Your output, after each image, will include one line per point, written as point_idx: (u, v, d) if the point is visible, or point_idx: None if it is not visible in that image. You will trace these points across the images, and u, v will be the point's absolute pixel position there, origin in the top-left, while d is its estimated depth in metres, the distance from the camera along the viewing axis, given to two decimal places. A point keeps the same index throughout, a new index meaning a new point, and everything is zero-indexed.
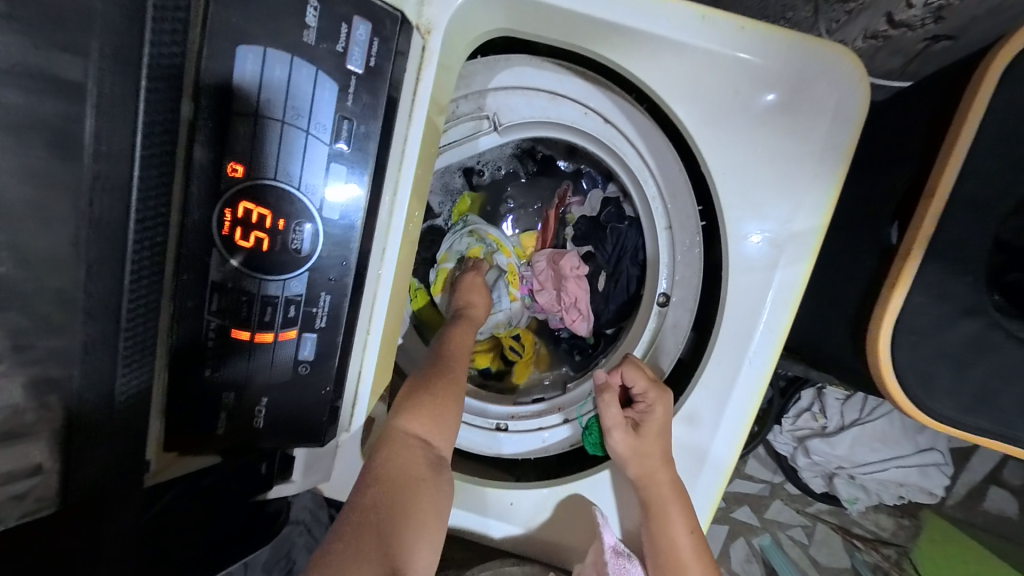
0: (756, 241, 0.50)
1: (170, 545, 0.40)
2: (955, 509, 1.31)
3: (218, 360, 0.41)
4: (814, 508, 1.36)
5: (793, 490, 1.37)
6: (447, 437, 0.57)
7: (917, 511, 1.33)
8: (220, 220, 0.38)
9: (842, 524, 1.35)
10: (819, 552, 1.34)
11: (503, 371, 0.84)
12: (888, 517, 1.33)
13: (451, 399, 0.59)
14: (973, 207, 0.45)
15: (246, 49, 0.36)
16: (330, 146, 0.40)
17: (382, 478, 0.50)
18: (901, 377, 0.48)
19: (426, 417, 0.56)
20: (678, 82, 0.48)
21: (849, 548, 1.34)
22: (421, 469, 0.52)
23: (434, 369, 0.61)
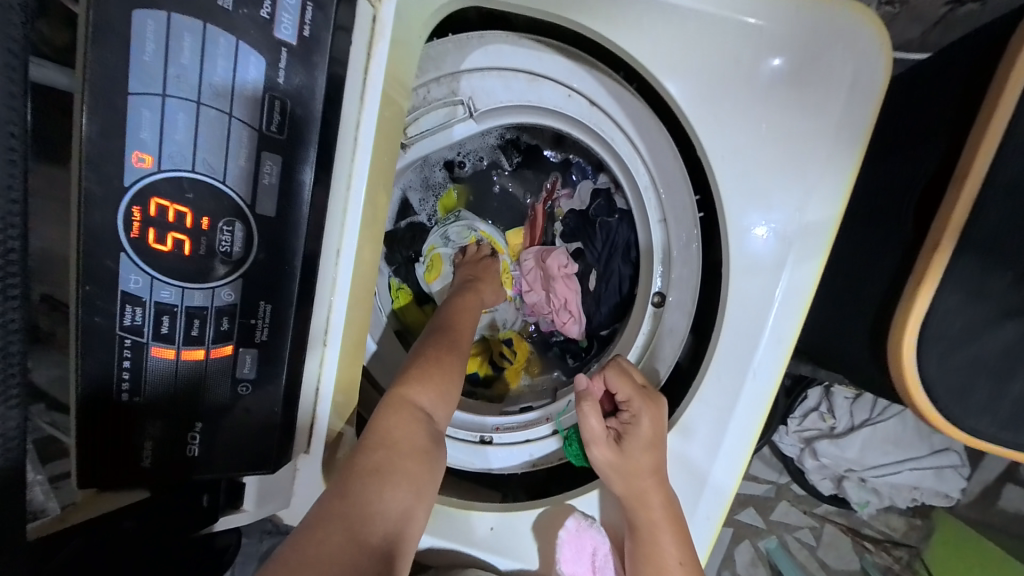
0: (763, 234, 0.44)
1: (170, 545, 0.40)
2: (970, 510, 1.25)
3: (138, 383, 0.35)
4: (821, 509, 1.30)
5: (799, 491, 1.31)
6: (448, 413, 0.53)
7: (929, 510, 1.28)
8: (128, 220, 0.32)
9: (851, 526, 1.30)
10: (827, 554, 1.29)
11: (490, 377, 0.78)
12: (899, 517, 1.28)
13: (457, 371, 0.55)
14: (1013, 192, 0.39)
15: (146, 16, 0.30)
16: (259, 131, 0.34)
17: (386, 443, 0.45)
18: (929, 390, 0.42)
19: (434, 388, 0.52)
20: (668, 54, 0.42)
21: (858, 550, 1.29)
22: (423, 446, 0.48)
23: (439, 340, 0.57)
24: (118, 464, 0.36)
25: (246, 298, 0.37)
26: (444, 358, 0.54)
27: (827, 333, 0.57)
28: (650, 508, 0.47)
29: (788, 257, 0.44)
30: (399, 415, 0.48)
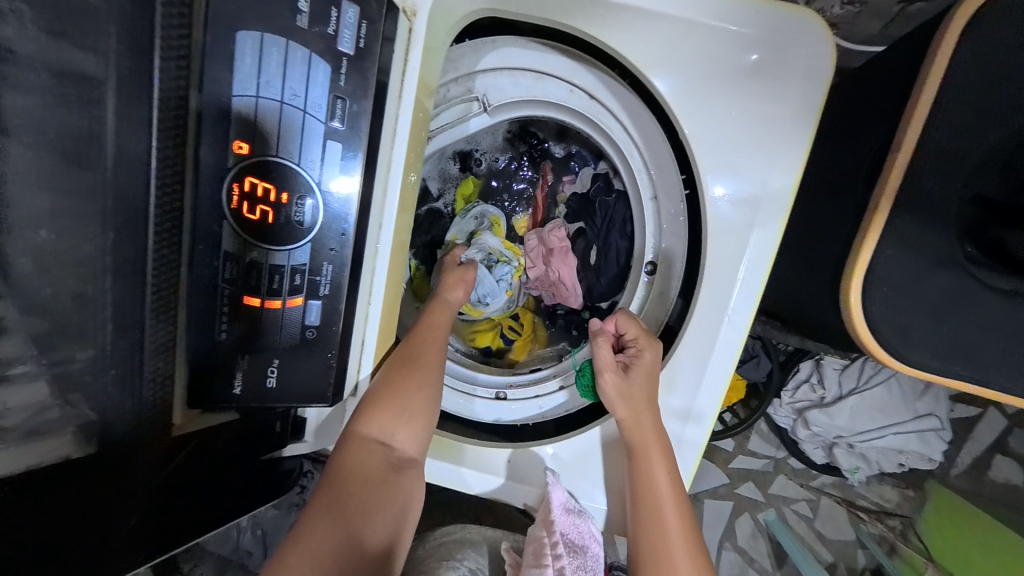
0: (734, 204, 0.53)
1: (171, 544, 0.43)
2: (962, 479, 1.32)
3: (232, 324, 0.44)
4: (818, 482, 1.38)
5: (797, 465, 1.39)
6: (408, 435, 0.56)
7: (922, 481, 1.35)
8: (229, 194, 0.42)
9: (847, 497, 1.38)
10: (824, 525, 1.37)
11: (503, 349, 0.85)
12: (892, 488, 1.36)
13: (413, 401, 0.56)
14: (939, 159, 0.47)
15: (245, 35, 0.39)
16: (325, 124, 0.43)
17: (343, 478, 0.52)
18: (876, 329, 0.49)
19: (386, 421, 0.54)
20: (654, 52, 0.51)
21: (855, 521, 1.36)
22: (378, 476, 0.53)
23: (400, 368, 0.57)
24: (214, 389, 0.44)
25: (315, 258, 0.46)
26: (396, 391, 0.55)
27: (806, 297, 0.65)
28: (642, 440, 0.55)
29: (754, 222, 0.53)
30: (354, 453, 0.53)
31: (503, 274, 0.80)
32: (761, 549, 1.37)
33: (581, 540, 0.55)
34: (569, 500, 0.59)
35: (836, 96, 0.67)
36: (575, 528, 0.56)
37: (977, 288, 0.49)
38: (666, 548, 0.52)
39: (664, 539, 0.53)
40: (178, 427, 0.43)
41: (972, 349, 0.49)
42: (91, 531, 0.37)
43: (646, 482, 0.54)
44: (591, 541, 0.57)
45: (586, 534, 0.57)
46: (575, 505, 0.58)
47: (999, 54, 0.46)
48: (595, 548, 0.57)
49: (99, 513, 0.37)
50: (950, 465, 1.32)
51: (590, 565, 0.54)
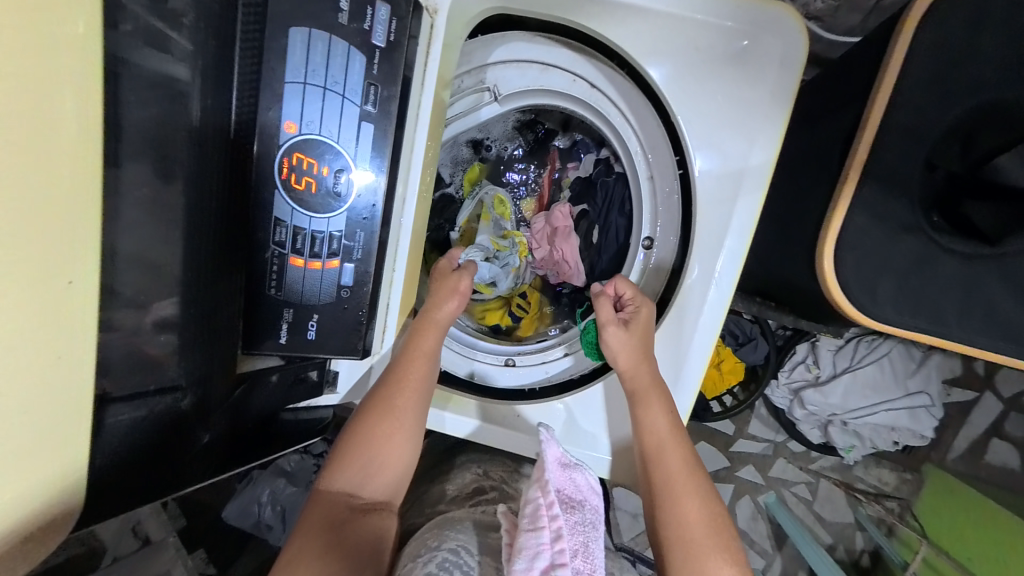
0: (718, 178, 0.59)
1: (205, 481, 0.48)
2: (958, 462, 1.35)
3: (280, 280, 0.51)
4: (816, 465, 1.43)
5: (797, 448, 1.43)
6: (374, 481, 0.61)
7: (919, 464, 1.39)
8: (281, 167, 0.48)
9: (845, 481, 1.42)
10: (823, 508, 1.42)
11: (511, 327, 0.91)
12: (890, 472, 1.40)
13: (375, 448, 0.61)
14: (903, 134, 0.53)
15: (296, 31, 0.46)
16: (360, 107, 0.50)
17: (319, 527, 0.55)
18: (847, 288, 0.55)
19: (351, 472, 0.60)
20: (647, 42, 0.57)
21: (853, 504, 1.41)
22: (349, 517, 0.57)
23: (362, 420, 0.61)
24: (264, 336, 0.51)
25: (349, 226, 0.53)
26: (359, 443, 0.60)
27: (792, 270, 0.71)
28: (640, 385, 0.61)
29: (738, 196, 0.59)
30: (323, 506, 0.57)
31: (506, 261, 0.87)
32: (761, 530, 1.42)
33: (579, 495, 0.52)
34: (564, 455, 0.56)
35: (819, 85, 0.72)
36: (571, 484, 0.53)
37: (938, 253, 0.54)
38: (672, 481, 0.57)
39: (670, 473, 0.57)
40: (238, 364, 0.51)
41: (934, 307, 0.55)
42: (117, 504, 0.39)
43: (645, 424, 0.60)
44: (589, 495, 0.54)
45: (583, 488, 0.54)
46: (570, 460, 0.56)
47: (955, 40, 0.51)
48: (594, 500, 0.54)
49: (106, 503, 0.38)
50: (946, 448, 1.36)
51: (590, 519, 0.50)
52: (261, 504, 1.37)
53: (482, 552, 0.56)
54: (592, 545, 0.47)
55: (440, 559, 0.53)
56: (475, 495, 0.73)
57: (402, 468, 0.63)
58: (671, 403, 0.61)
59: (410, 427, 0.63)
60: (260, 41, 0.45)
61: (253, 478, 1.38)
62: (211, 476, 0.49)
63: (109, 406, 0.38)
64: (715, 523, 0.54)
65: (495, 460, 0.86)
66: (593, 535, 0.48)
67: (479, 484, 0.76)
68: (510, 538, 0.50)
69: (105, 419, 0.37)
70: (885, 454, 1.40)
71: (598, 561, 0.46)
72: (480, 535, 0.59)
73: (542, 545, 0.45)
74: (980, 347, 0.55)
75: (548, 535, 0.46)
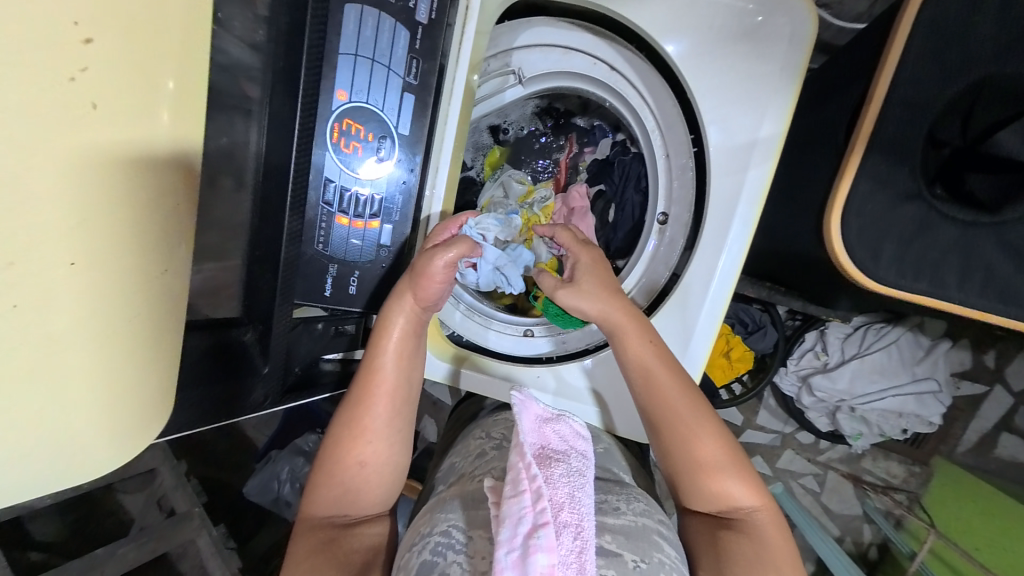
0: (729, 150, 0.64)
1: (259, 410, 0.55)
2: (967, 455, 1.35)
3: (327, 238, 0.55)
4: (825, 457, 1.43)
5: (805, 439, 1.44)
6: (356, 501, 0.62)
7: (928, 458, 1.38)
8: (332, 130, 0.53)
9: (854, 473, 1.42)
10: (830, 499, 1.43)
11: (527, 306, 0.88)
12: (899, 464, 1.39)
13: (346, 470, 0.61)
14: (906, 108, 0.57)
15: (349, 7, 0.51)
16: (403, 78, 0.55)
17: (309, 547, 0.57)
18: (851, 251, 0.59)
19: (326, 501, 0.61)
20: (664, 22, 0.62)
21: (861, 496, 1.41)
22: (333, 535, 0.59)
23: (331, 444, 0.62)
24: (312, 291, 0.56)
25: (389, 190, 0.58)
26: (331, 467, 0.61)
27: (804, 245, 0.74)
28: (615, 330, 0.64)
29: (747, 167, 0.64)
30: (309, 531, 0.59)
31: (537, 204, 0.90)
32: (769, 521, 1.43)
33: (564, 446, 0.50)
34: (545, 410, 0.53)
35: (827, 70, 0.76)
36: (555, 437, 0.50)
37: (939, 220, 0.58)
38: (675, 412, 0.62)
39: (669, 404, 0.62)
40: (295, 311, 0.57)
41: (933, 270, 0.58)
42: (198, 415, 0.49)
43: (641, 363, 0.63)
44: (575, 442, 0.51)
45: (567, 437, 0.51)
46: (552, 414, 0.53)
47: (955, 19, 0.55)
48: (582, 446, 0.52)
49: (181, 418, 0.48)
50: (957, 442, 1.35)
51: (575, 467, 0.47)
52: (281, 481, 1.34)
53: (473, 526, 0.51)
54: (579, 494, 0.44)
55: (433, 544, 0.50)
56: (475, 461, 0.67)
57: (386, 480, 0.63)
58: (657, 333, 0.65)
59: (383, 443, 0.62)
60: (326, 14, 0.50)
61: (271, 457, 1.36)
62: (271, 406, 0.56)
63: (189, 333, 0.50)
64: (714, 438, 0.61)
65: (499, 418, 0.77)
66: (579, 483, 0.45)
67: (481, 447, 0.69)
68: (496, 498, 0.46)
69: (192, 343, 0.49)
70: (893, 447, 1.40)
71: (586, 509, 0.44)
72: (468, 508, 0.54)
73: (524, 509, 0.41)
74: (977, 308, 0.58)
75: (529, 498, 0.42)
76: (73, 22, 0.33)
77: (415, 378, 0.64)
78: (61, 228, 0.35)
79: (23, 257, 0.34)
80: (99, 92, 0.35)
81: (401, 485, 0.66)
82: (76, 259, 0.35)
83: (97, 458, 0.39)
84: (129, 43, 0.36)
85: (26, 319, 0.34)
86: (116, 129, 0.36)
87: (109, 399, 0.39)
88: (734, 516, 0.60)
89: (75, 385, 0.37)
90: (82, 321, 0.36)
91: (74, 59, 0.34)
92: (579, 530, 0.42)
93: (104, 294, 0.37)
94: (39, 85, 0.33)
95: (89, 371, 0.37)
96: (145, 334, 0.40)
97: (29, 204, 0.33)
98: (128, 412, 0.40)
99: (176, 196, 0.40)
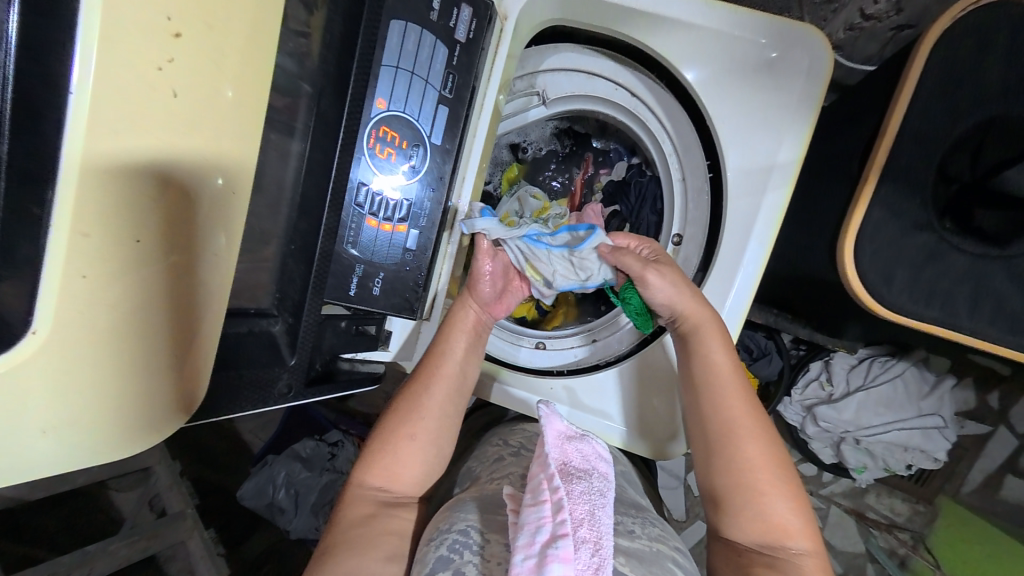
0: (746, 175, 0.66)
1: (269, 402, 0.54)
2: (973, 496, 1.32)
3: (356, 237, 0.57)
4: (827, 490, 1.40)
5: (808, 472, 1.41)
6: (403, 482, 0.63)
7: (933, 496, 1.35)
8: (370, 136, 0.56)
9: (857, 509, 1.39)
10: (833, 534, 1.39)
11: (538, 320, 0.91)
12: (903, 502, 1.36)
13: (398, 447, 0.63)
14: (919, 144, 0.60)
15: (395, 24, 0.54)
16: (439, 91, 0.58)
17: (348, 523, 0.58)
18: (865, 276, 0.62)
19: (376, 474, 0.62)
20: (689, 52, 0.65)
21: (865, 533, 1.38)
22: (371, 511, 0.60)
23: (387, 424, 0.64)
24: (340, 289, 0.58)
25: (418, 196, 0.60)
26: (384, 444, 0.63)
27: (817, 269, 0.75)
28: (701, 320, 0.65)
29: (764, 192, 0.66)
30: (353, 503, 0.60)
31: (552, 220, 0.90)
32: None
33: (585, 464, 0.49)
34: (569, 427, 0.53)
35: (840, 106, 0.80)
36: (576, 455, 0.50)
37: (949, 251, 0.60)
38: (736, 434, 0.62)
39: (733, 426, 0.62)
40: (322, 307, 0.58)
41: (941, 298, 0.60)
42: (210, 402, 0.50)
43: (711, 376, 0.64)
44: (597, 463, 0.50)
45: (589, 456, 0.50)
46: (575, 432, 0.52)
47: (966, 61, 0.58)
48: (603, 468, 0.50)
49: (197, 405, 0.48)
50: (962, 482, 1.32)
51: (596, 486, 0.46)
52: (276, 486, 1.29)
53: (489, 528, 0.51)
54: (599, 513, 0.44)
55: (450, 541, 0.49)
56: (492, 465, 0.67)
57: (429, 461, 0.64)
58: (734, 345, 0.66)
59: (436, 424, 0.64)
60: (375, 28, 0.54)
61: (267, 461, 1.32)
62: (288, 402, 0.56)
63: (227, 320, 0.52)
64: (773, 476, 0.60)
65: (517, 427, 0.77)
66: (599, 502, 0.45)
67: (497, 453, 0.69)
68: (514, 506, 0.48)
69: (229, 330, 0.52)
70: (898, 484, 1.37)
71: (606, 528, 0.43)
72: (486, 512, 0.54)
73: (543, 518, 0.43)
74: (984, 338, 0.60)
75: (549, 508, 0.43)
76: (166, 14, 0.34)
77: (472, 373, 0.68)
78: (133, 207, 0.35)
79: (94, 230, 0.33)
80: (181, 82, 0.36)
81: (438, 473, 0.66)
82: (140, 236, 0.36)
83: (125, 429, 0.39)
84: (211, 39, 0.37)
85: (91, 293, 0.34)
86: (190, 119, 0.37)
87: (147, 371, 0.39)
88: (780, 554, 0.58)
89: (123, 357, 0.37)
90: (141, 295, 0.37)
91: (163, 50, 0.34)
92: (597, 547, 0.41)
93: (157, 270, 0.38)
94: (129, 70, 0.33)
95: (133, 347, 0.38)
96: (186, 312, 0.41)
97: (107, 181, 0.33)
98: (160, 389, 0.41)
99: (239, 186, 0.42)
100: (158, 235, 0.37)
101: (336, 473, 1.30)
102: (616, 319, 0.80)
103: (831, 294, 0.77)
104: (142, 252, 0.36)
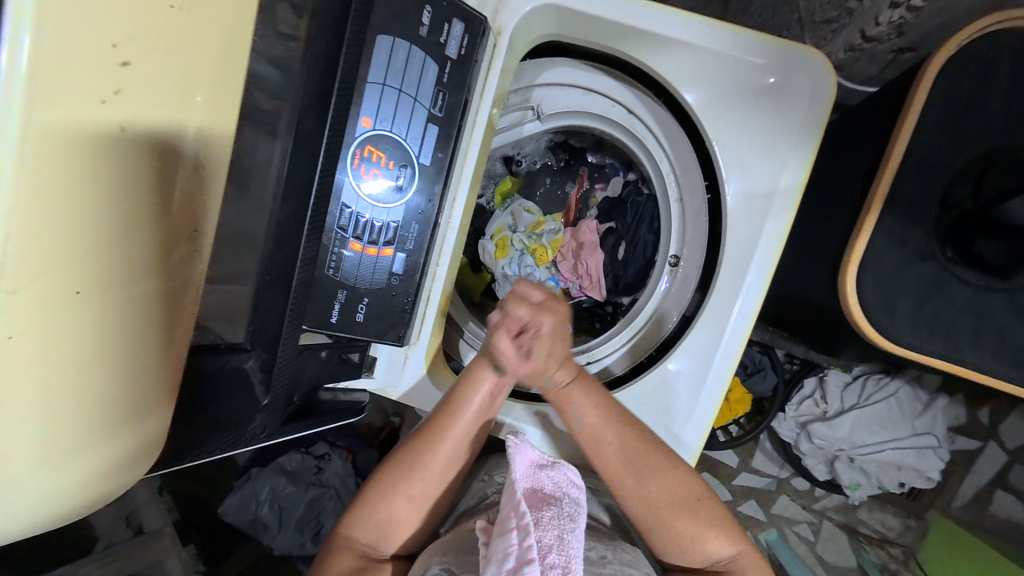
0: (748, 200, 0.64)
1: (240, 440, 0.51)
2: (962, 511, 1.31)
3: (338, 263, 0.54)
4: (820, 505, 1.39)
5: (800, 486, 1.39)
6: (395, 539, 0.62)
7: (923, 511, 1.35)
8: (354, 154, 0.53)
9: (848, 523, 1.38)
10: (825, 549, 1.38)
11: None
12: (894, 516, 1.36)
13: (393, 504, 0.61)
14: (922, 171, 0.58)
15: (382, 38, 0.51)
16: (429, 109, 0.55)
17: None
18: (867, 306, 0.60)
19: (366, 529, 0.61)
20: (687, 72, 0.63)
21: (856, 547, 1.37)
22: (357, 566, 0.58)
23: (382, 479, 0.62)
24: (321, 315, 0.55)
25: (405, 217, 0.57)
26: (376, 499, 0.61)
27: (818, 293, 0.73)
28: (558, 386, 0.64)
29: (765, 217, 0.64)
30: (336, 557, 0.59)
31: (547, 235, 0.91)
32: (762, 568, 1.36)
33: (556, 490, 0.47)
34: (541, 455, 0.51)
35: (841, 125, 0.78)
36: (549, 482, 0.48)
37: (950, 281, 0.59)
38: (647, 482, 0.61)
39: (646, 475, 0.61)
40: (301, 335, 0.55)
41: (940, 328, 0.59)
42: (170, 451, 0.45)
43: (597, 427, 0.63)
44: (569, 490, 0.48)
45: (561, 483, 0.49)
46: (548, 459, 0.51)
47: (970, 88, 0.57)
48: (575, 494, 0.49)
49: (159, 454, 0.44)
50: (951, 497, 1.32)
51: (566, 512, 0.45)
52: (259, 502, 1.25)
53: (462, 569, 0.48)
54: (568, 538, 0.42)
55: None
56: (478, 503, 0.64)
57: (421, 518, 0.63)
58: (608, 395, 0.64)
59: (435, 484, 0.63)
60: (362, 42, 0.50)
61: (250, 475, 1.27)
62: (263, 439, 0.53)
63: (197, 356, 0.47)
64: (692, 505, 0.62)
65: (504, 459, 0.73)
66: (569, 527, 0.43)
67: (483, 491, 0.66)
68: (486, 539, 0.45)
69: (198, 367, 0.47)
70: (889, 499, 1.36)
71: (576, 552, 0.42)
72: (467, 551, 0.51)
73: (510, 546, 0.40)
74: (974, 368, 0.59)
75: (517, 534, 0.41)
76: (110, 42, 0.29)
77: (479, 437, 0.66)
78: (73, 257, 0.30)
79: (23, 286, 0.28)
80: (129, 116, 0.31)
81: (432, 528, 0.65)
82: (81, 288, 0.31)
83: (56, 506, 0.34)
84: (169, 66, 0.33)
85: (20, 357, 0.29)
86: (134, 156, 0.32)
87: (87, 435, 0.34)
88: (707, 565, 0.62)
89: (58, 426, 0.32)
90: (80, 357, 0.32)
91: (107, 81, 0.30)
92: (567, 571, 0.40)
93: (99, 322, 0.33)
94: (68, 104, 0.28)
95: (72, 409, 0.33)
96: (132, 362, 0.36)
97: (36, 222, 0.27)
98: (103, 453, 0.36)
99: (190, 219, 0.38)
100: (100, 284, 0.32)
101: (322, 488, 1.27)
102: (610, 341, 0.79)
103: (829, 316, 0.76)
104: (81, 305, 0.31)
